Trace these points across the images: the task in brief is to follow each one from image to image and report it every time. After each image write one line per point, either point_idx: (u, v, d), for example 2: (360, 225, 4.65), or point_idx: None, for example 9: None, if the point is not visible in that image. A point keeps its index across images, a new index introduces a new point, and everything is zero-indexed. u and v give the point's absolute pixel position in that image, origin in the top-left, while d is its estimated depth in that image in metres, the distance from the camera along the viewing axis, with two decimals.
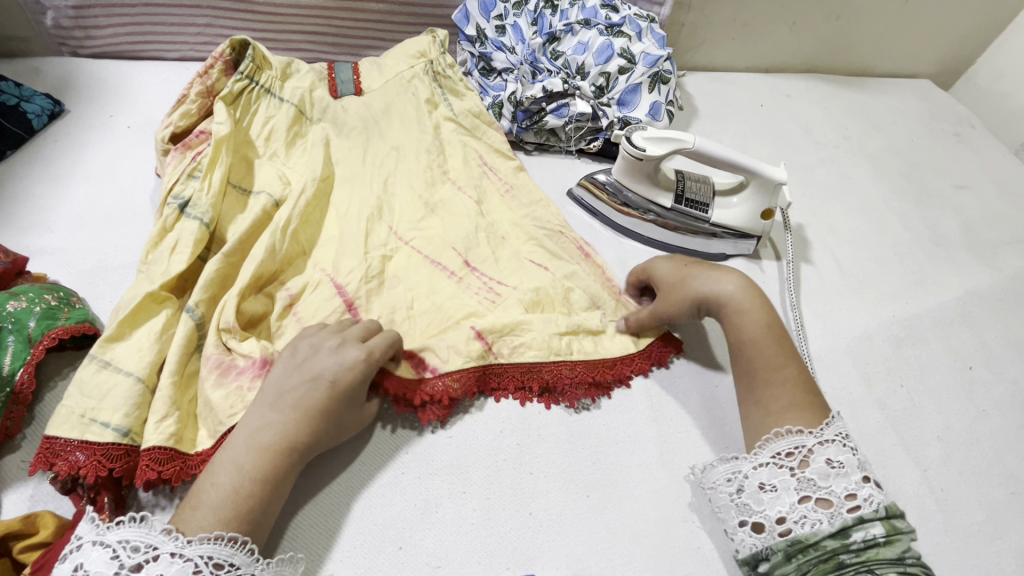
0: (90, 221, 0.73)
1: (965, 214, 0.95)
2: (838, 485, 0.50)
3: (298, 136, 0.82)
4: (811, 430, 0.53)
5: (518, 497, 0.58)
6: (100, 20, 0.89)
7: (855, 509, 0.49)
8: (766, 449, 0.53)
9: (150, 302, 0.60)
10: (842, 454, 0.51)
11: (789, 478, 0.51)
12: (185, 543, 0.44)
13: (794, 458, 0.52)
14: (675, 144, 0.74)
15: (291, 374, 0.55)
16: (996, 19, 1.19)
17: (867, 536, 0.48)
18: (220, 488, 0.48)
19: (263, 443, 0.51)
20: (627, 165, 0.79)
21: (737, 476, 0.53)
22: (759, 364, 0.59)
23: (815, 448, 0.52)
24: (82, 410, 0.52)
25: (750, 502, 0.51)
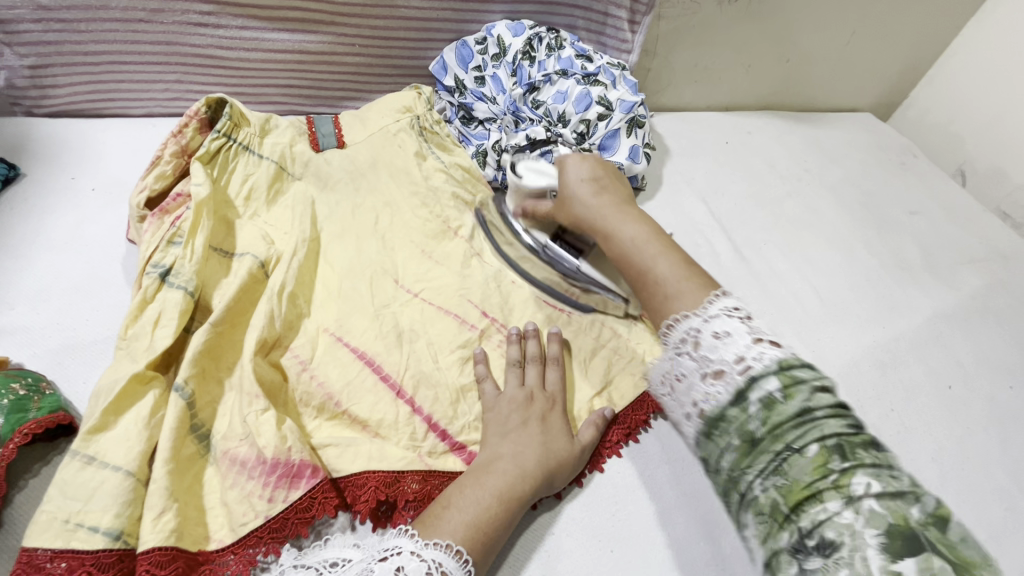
0: (57, 294, 0.68)
1: (921, 238, 1.02)
2: (727, 353, 0.49)
3: (279, 193, 0.81)
4: (697, 310, 0.54)
5: (542, 561, 0.56)
6: (59, 79, 0.84)
7: (747, 369, 0.48)
8: (670, 342, 0.55)
9: (135, 384, 0.55)
10: (730, 323, 0.51)
11: (690, 362, 0.52)
12: (421, 545, 0.48)
13: (688, 342, 0.53)
14: (546, 179, 0.76)
15: (515, 414, 0.61)
16: (924, 57, 1.30)
17: (763, 396, 0.46)
18: (470, 500, 0.53)
19: (503, 469, 0.55)
20: (516, 196, 0.79)
21: (665, 375, 0.56)
22: (642, 261, 0.61)
23: (702, 326, 0.52)
24: (66, 515, 0.47)
25: (677, 394, 0.54)
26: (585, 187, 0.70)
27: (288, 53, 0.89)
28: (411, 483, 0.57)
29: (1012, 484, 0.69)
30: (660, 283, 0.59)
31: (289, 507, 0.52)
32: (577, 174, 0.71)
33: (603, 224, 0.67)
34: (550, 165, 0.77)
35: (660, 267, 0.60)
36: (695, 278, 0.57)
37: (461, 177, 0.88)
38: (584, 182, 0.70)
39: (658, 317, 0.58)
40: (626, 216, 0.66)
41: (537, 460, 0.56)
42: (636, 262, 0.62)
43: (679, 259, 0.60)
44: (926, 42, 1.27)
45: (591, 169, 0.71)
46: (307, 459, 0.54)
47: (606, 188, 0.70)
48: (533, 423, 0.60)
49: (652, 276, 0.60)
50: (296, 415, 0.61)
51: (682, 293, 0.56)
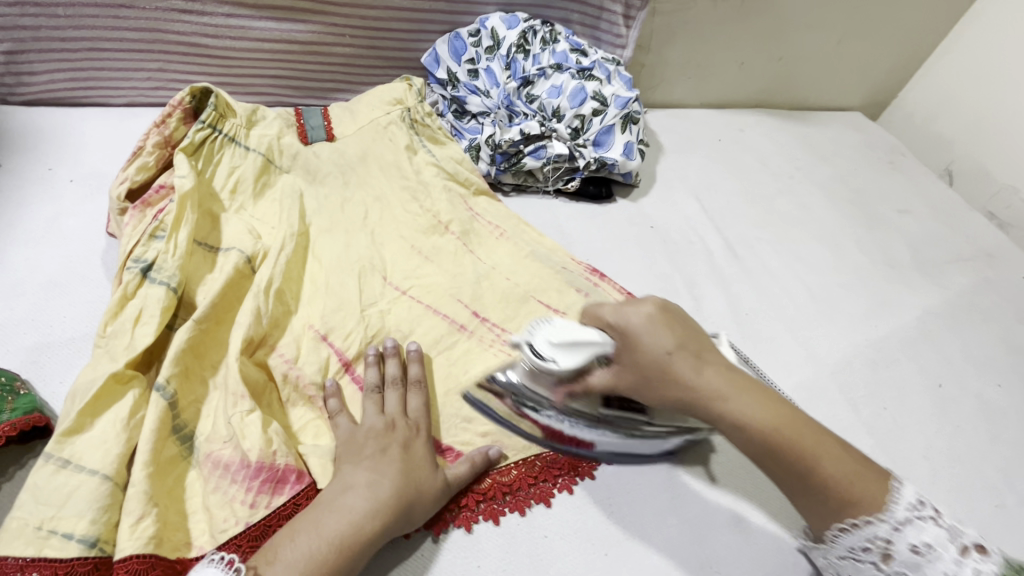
0: (31, 290, 0.65)
1: (910, 237, 1.03)
2: (932, 572, 0.45)
3: (266, 187, 0.78)
4: (881, 513, 0.46)
5: (535, 565, 0.55)
6: (36, 65, 0.81)
7: None
8: (839, 544, 0.48)
9: (114, 383, 0.53)
10: (927, 533, 0.45)
11: (878, 574, 0.46)
12: None
13: (876, 551, 0.46)
14: (589, 350, 0.54)
15: (384, 444, 0.55)
16: (912, 57, 1.31)
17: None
18: (301, 546, 0.46)
19: (343, 508, 0.49)
20: (534, 372, 0.59)
21: (831, 561, 0.50)
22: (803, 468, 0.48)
23: (893, 536, 0.46)
24: (39, 521, 0.45)
25: None
26: (680, 359, 0.50)
27: (276, 42, 0.86)
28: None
29: (1002, 481, 0.69)
30: (824, 479, 0.47)
31: (272, 513, 0.51)
32: (659, 346, 0.51)
33: (685, 379, 0.50)
34: (576, 327, 0.56)
35: (827, 470, 0.47)
36: (861, 470, 0.48)
37: (453, 170, 0.86)
38: (671, 352, 0.50)
39: (798, 495, 0.49)
40: (742, 391, 0.49)
41: (389, 496, 0.50)
42: (794, 480, 0.48)
43: (815, 436, 0.48)
44: (915, 42, 1.28)
45: (671, 335, 0.51)
46: (292, 464, 0.54)
47: (705, 353, 0.51)
48: (391, 455, 0.54)
49: (819, 478, 0.47)
50: (284, 413, 0.60)
51: (819, 467, 0.47)
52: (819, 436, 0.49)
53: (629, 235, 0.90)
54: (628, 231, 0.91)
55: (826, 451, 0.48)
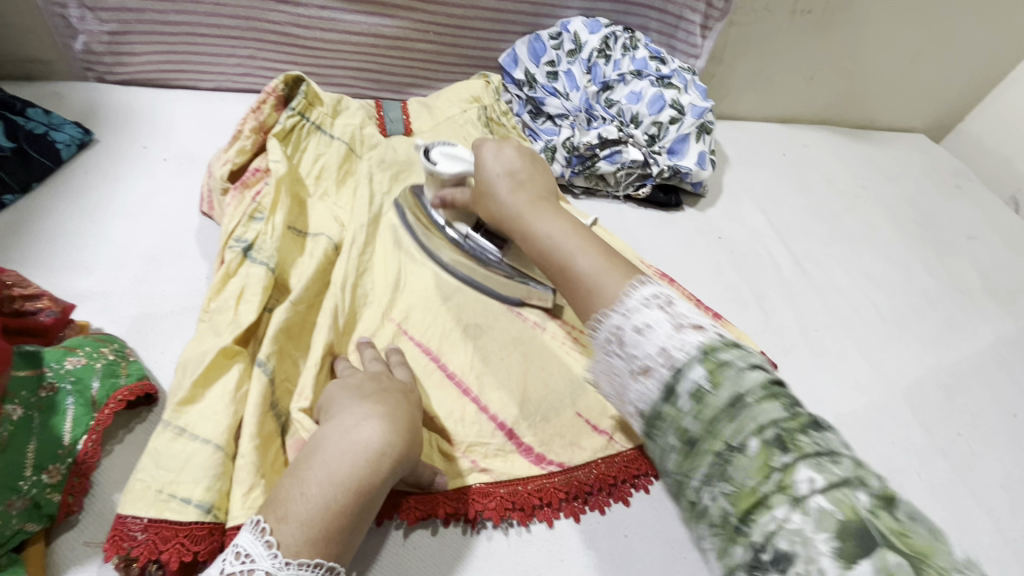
0: (132, 262, 0.68)
1: (979, 262, 1.01)
2: (649, 347, 0.42)
3: (347, 174, 0.79)
4: (616, 306, 0.46)
5: (619, 564, 0.55)
6: (135, 47, 0.84)
7: (671, 360, 0.41)
8: (601, 333, 0.46)
9: (221, 358, 0.55)
10: (654, 313, 0.43)
11: (617, 364, 0.45)
12: (282, 565, 0.41)
13: (613, 343, 0.45)
14: (465, 167, 0.69)
15: (389, 390, 0.53)
16: (983, 81, 1.29)
17: (690, 387, 0.40)
18: (322, 497, 0.44)
19: (351, 447, 0.46)
20: (430, 182, 0.71)
21: (614, 334, 0.45)
22: (562, 257, 0.53)
23: (623, 323, 0.44)
24: (159, 485, 0.47)
25: (621, 357, 0.44)
26: (504, 181, 0.62)
27: (362, 35, 0.88)
28: (480, 493, 0.57)
29: None
30: (576, 274, 0.51)
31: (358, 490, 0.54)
32: (495, 164, 0.63)
33: (524, 217, 0.58)
34: (468, 155, 0.71)
35: (580, 263, 0.51)
36: (610, 257, 0.51)
37: None
38: (502, 176, 0.62)
39: (584, 307, 0.50)
40: (548, 211, 0.58)
41: (401, 432, 0.48)
42: (562, 282, 0.53)
43: (573, 223, 0.56)
44: (989, 66, 1.25)
45: (507, 163, 0.63)
46: None
47: (530, 186, 0.62)
48: (390, 395, 0.52)
49: (574, 272, 0.51)
50: None
51: (603, 282, 0.49)
52: (576, 225, 0.56)
53: (696, 243, 0.91)
54: (696, 240, 0.91)
55: (579, 233, 0.54)
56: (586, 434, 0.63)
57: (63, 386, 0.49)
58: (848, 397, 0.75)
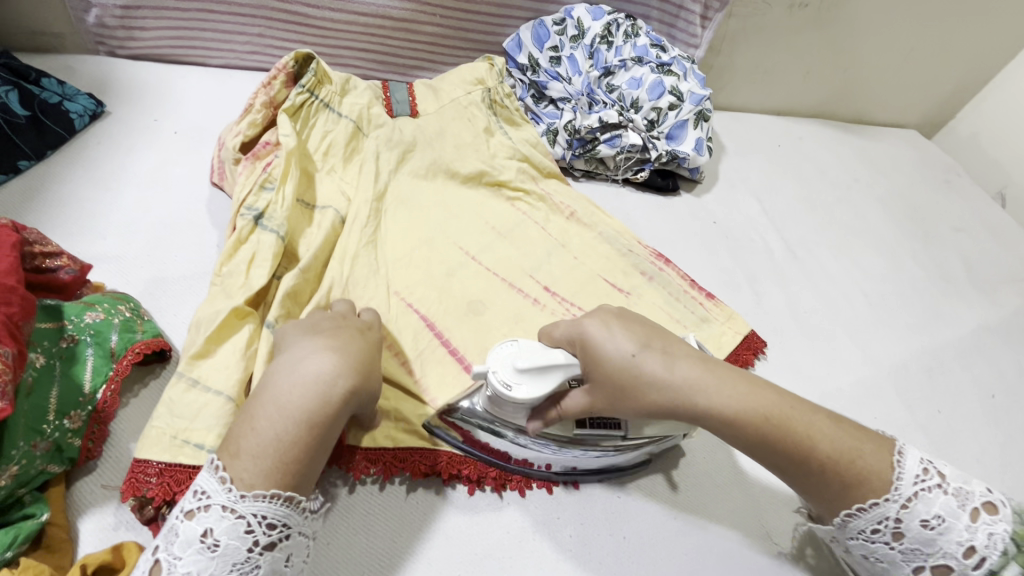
0: (143, 228, 0.70)
1: (966, 254, 1.04)
2: (953, 538, 0.46)
3: (354, 151, 0.81)
4: (904, 469, 0.48)
5: (611, 522, 0.59)
6: (147, 22, 0.86)
7: (978, 561, 0.46)
8: (851, 529, 0.49)
9: (233, 317, 0.57)
10: (938, 503, 0.47)
11: (890, 552, 0.48)
12: (237, 497, 0.42)
13: (886, 529, 0.47)
14: (558, 374, 0.52)
15: (341, 326, 0.54)
16: (975, 80, 1.32)
17: (981, 560, 0.45)
18: (272, 430, 0.44)
19: (300, 380, 0.47)
20: (494, 403, 0.55)
21: (865, 534, 0.48)
22: (792, 450, 0.49)
23: (901, 516, 0.47)
24: (174, 432, 0.49)
25: (873, 570, 0.50)
26: (648, 358, 0.52)
27: (371, 17, 0.90)
28: (483, 456, 0.59)
29: None
30: (722, 416, 0.50)
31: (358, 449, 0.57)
32: (620, 347, 0.52)
33: (645, 368, 0.51)
34: (540, 351, 0.53)
35: (818, 441, 0.49)
36: (860, 434, 0.50)
37: (528, 152, 0.89)
38: (638, 355, 0.52)
39: (795, 469, 0.50)
40: (707, 370, 0.52)
41: (353, 364, 0.49)
42: (784, 442, 0.49)
43: (768, 408, 0.50)
44: (981, 64, 1.28)
45: (630, 337, 0.53)
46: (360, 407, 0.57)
47: (672, 350, 0.53)
48: (344, 331, 0.53)
49: (807, 449, 0.49)
50: None
51: (863, 454, 0.48)
52: (757, 384, 0.51)
53: (692, 228, 0.93)
54: (692, 225, 0.94)
55: (756, 394, 0.50)
56: None
57: (84, 338, 0.51)
58: (835, 376, 0.78)
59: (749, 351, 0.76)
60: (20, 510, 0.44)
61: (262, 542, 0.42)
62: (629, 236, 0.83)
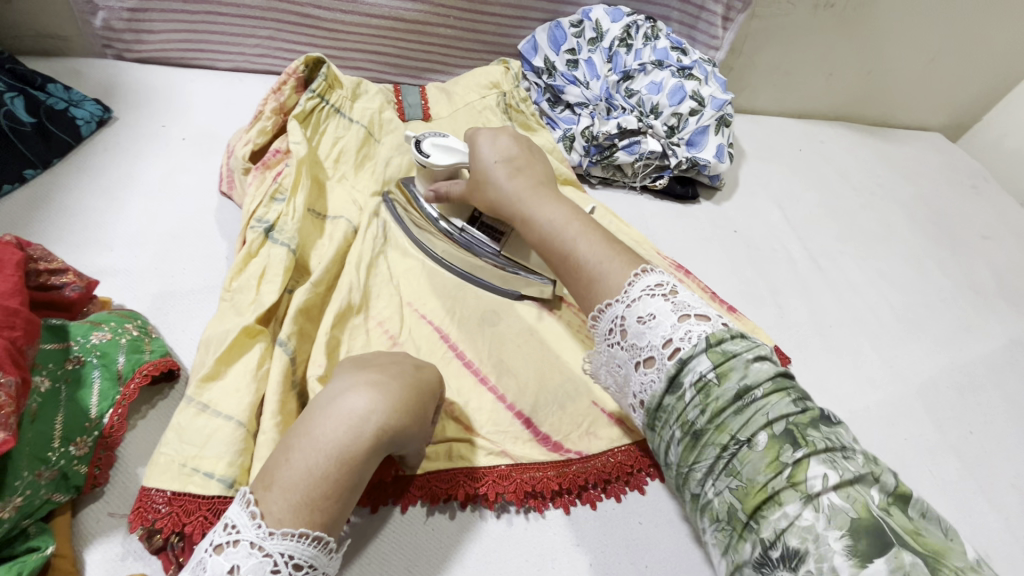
0: (152, 240, 0.68)
1: (995, 263, 1.01)
2: (654, 337, 0.46)
3: (366, 158, 0.79)
4: (637, 283, 0.49)
5: (632, 549, 0.56)
6: (155, 24, 0.84)
7: (676, 352, 0.44)
8: (599, 328, 0.51)
9: (244, 337, 0.55)
10: (655, 304, 0.47)
11: (620, 352, 0.49)
12: (265, 535, 0.39)
13: (616, 333, 0.49)
14: (456, 156, 0.66)
15: (395, 363, 0.51)
16: (1003, 82, 1.28)
17: (696, 379, 0.43)
18: (307, 464, 0.42)
19: (338, 414, 0.44)
20: (422, 175, 0.69)
21: (613, 333, 0.49)
22: (576, 276, 0.54)
23: (626, 313, 0.48)
24: (183, 459, 0.48)
25: (626, 386, 0.50)
26: (499, 168, 0.61)
27: (383, 19, 0.88)
28: (500, 475, 0.58)
29: None
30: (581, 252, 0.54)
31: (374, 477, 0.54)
32: (488, 154, 0.63)
33: (519, 206, 0.59)
34: (457, 141, 0.67)
35: (589, 250, 0.53)
36: (626, 250, 0.53)
37: (544, 158, 0.86)
38: (508, 180, 0.60)
39: (586, 297, 0.53)
40: (540, 195, 0.59)
41: (395, 400, 0.45)
42: (571, 267, 0.54)
43: (590, 231, 0.55)
44: (1010, 65, 1.24)
45: (500, 150, 0.63)
46: None
47: (524, 168, 0.62)
48: (399, 366, 0.50)
49: (578, 262, 0.53)
50: None
51: (606, 270, 0.51)
52: (585, 224, 0.56)
53: (712, 237, 0.90)
54: (712, 234, 0.91)
55: (590, 226, 0.55)
56: (602, 423, 0.63)
57: (90, 360, 0.49)
58: (861, 393, 0.75)
59: None
60: (26, 542, 0.42)
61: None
62: (648, 247, 0.81)
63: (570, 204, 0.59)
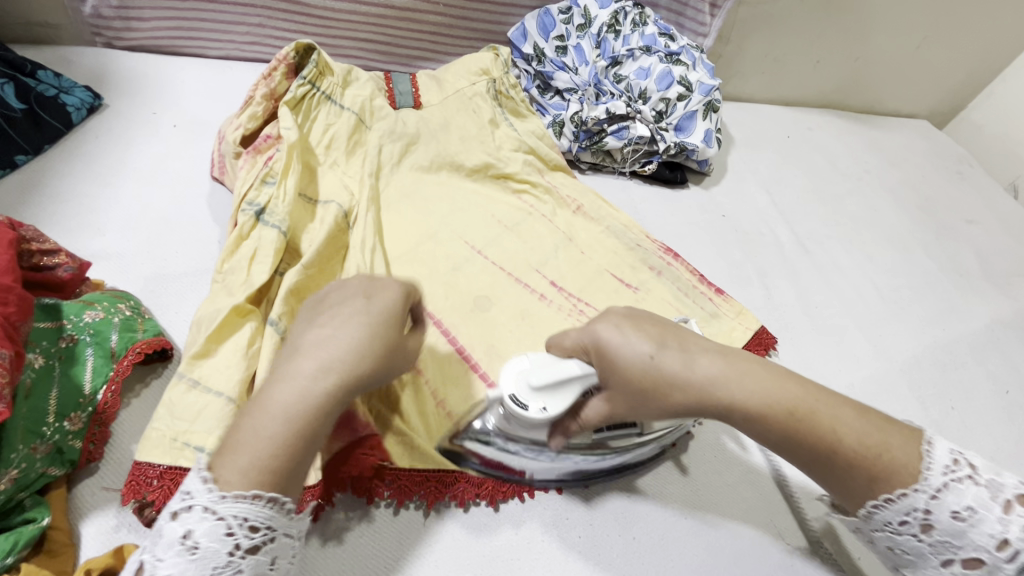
0: (143, 224, 0.68)
1: (979, 247, 1.02)
2: (977, 537, 0.41)
3: (357, 144, 0.79)
4: (949, 469, 0.42)
5: (620, 523, 0.58)
6: (144, 12, 0.84)
7: (1009, 553, 0.40)
8: (879, 518, 0.44)
9: (234, 316, 0.56)
10: (971, 494, 0.42)
11: (916, 543, 0.43)
12: (217, 498, 0.37)
13: (915, 524, 0.43)
14: (571, 390, 0.50)
15: (348, 300, 0.46)
16: (988, 69, 1.30)
17: (954, 516, 0.41)
18: (255, 427, 0.39)
19: (295, 378, 0.40)
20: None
21: (909, 519, 0.43)
22: (807, 448, 0.45)
23: (932, 503, 0.42)
24: (174, 434, 0.48)
25: (901, 557, 0.45)
26: (665, 356, 0.48)
27: (373, 6, 0.88)
28: (497, 471, 0.57)
29: None
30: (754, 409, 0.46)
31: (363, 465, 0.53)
32: (636, 343, 0.48)
33: (700, 379, 0.47)
34: (558, 365, 0.50)
35: (859, 435, 0.45)
36: (872, 420, 0.45)
37: (534, 144, 0.87)
38: (655, 352, 0.48)
39: (807, 463, 0.47)
40: (727, 357, 0.48)
41: (351, 353, 0.42)
42: (800, 438, 0.46)
43: (796, 396, 0.46)
44: (996, 52, 1.25)
45: (642, 335, 0.49)
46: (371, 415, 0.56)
47: (688, 343, 0.49)
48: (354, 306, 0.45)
49: (829, 447, 0.45)
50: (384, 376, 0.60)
51: (891, 449, 0.44)
52: (786, 375, 0.48)
53: (701, 221, 0.91)
54: (701, 218, 0.92)
55: (811, 390, 0.47)
56: None
57: (83, 338, 0.50)
58: (847, 372, 0.77)
59: (760, 347, 0.74)
60: (21, 514, 0.43)
61: (243, 545, 0.37)
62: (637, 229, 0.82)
63: (716, 344, 0.50)
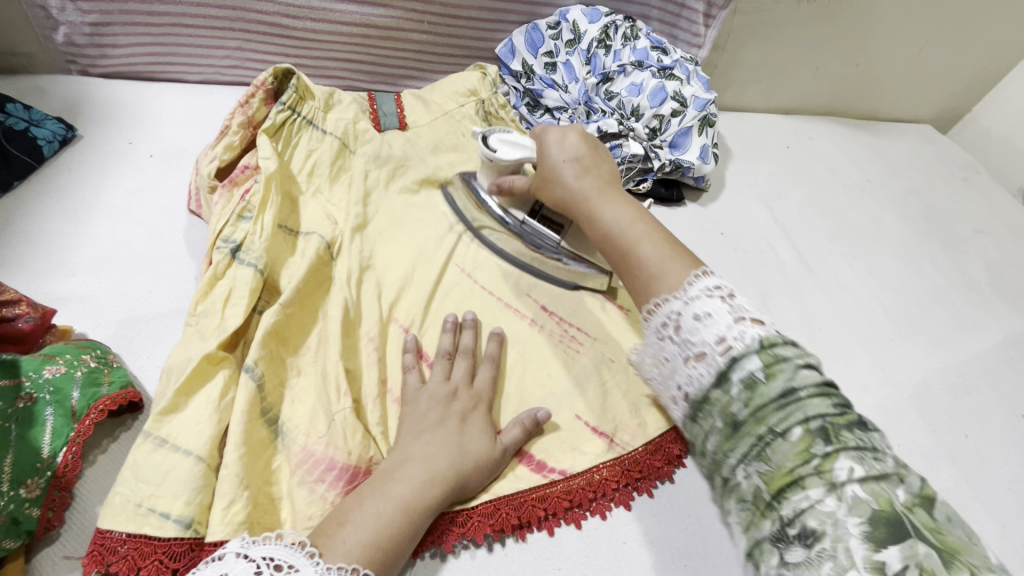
0: (117, 263, 0.66)
1: (988, 259, 0.99)
2: (709, 335, 0.45)
3: (341, 170, 0.77)
4: (718, 289, 0.48)
5: (617, 571, 0.54)
6: (119, 38, 0.81)
7: (727, 351, 0.44)
8: (655, 321, 0.51)
9: (206, 365, 0.53)
10: (711, 304, 0.47)
11: (671, 346, 0.49)
12: (325, 570, 0.40)
13: (671, 328, 0.49)
14: (522, 152, 0.69)
15: (449, 417, 0.55)
16: (993, 72, 1.26)
17: (745, 376, 0.43)
18: (375, 509, 0.46)
19: (416, 475, 0.49)
20: (487, 168, 0.72)
21: (672, 321, 0.49)
22: (626, 241, 0.56)
23: (683, 309, 0.48)
24: (139, 499, 0.45)
25: (670, 385, 0.50)
26: (569, 166, 0.63)
27: (355, 26, 0.85)
28: (485, 515, 0.54)
29: None
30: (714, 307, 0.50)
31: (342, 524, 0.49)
32: (559, 152, 0.64)
33: (585, 203, 0.60)
34: (520, 137, 0.70)
35: (649, 255, 0.54)
36: (684, 251, 0.53)
37: None
38: (580, 176, 0.62)
39: (639, 294, 0.54)
40: (604, 196, 0.60)
41: (463, 465, 0.51)
42: (629, 261, 0.55)
43: (661, 241, 0.54)
44: (1001, 54, 1.22)
45: (575, 147, 0.63)
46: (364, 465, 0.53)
47: (593, 168, 0.63)
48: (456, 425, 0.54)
49: (633, 257, 0.54)
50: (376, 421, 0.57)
51: (664, 271, 0.51)
52: (640, 225, 0.56)
53: (699, 240, 0.88)
54: (698, 236, 0.89)
55: (648, 227, 0.56)
56: (586, 438, 0.61)
57: (42, 397, 0.47)
58: (854, 399, 0.73)
59: None
60: None
61: None
62: None
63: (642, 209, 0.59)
